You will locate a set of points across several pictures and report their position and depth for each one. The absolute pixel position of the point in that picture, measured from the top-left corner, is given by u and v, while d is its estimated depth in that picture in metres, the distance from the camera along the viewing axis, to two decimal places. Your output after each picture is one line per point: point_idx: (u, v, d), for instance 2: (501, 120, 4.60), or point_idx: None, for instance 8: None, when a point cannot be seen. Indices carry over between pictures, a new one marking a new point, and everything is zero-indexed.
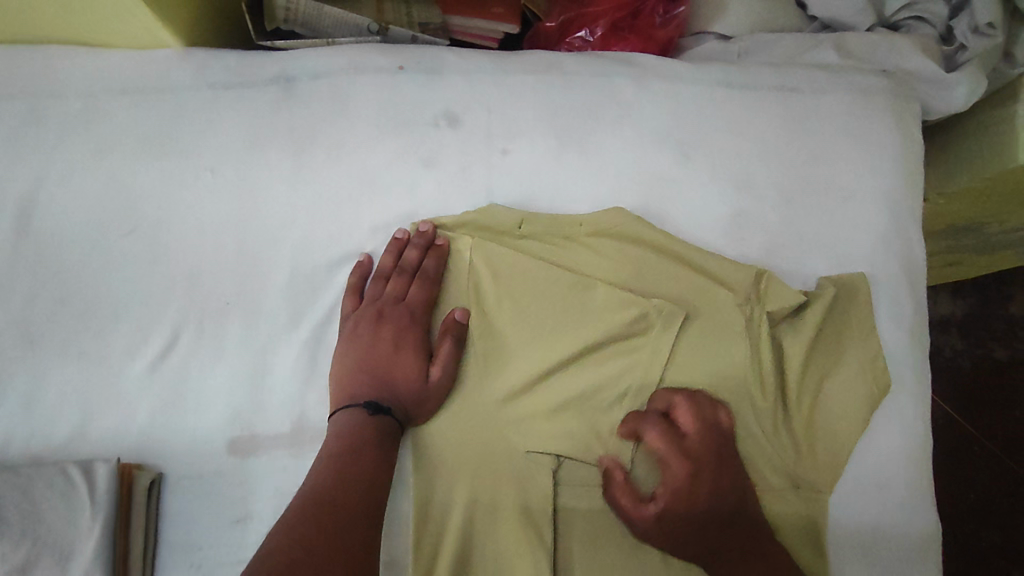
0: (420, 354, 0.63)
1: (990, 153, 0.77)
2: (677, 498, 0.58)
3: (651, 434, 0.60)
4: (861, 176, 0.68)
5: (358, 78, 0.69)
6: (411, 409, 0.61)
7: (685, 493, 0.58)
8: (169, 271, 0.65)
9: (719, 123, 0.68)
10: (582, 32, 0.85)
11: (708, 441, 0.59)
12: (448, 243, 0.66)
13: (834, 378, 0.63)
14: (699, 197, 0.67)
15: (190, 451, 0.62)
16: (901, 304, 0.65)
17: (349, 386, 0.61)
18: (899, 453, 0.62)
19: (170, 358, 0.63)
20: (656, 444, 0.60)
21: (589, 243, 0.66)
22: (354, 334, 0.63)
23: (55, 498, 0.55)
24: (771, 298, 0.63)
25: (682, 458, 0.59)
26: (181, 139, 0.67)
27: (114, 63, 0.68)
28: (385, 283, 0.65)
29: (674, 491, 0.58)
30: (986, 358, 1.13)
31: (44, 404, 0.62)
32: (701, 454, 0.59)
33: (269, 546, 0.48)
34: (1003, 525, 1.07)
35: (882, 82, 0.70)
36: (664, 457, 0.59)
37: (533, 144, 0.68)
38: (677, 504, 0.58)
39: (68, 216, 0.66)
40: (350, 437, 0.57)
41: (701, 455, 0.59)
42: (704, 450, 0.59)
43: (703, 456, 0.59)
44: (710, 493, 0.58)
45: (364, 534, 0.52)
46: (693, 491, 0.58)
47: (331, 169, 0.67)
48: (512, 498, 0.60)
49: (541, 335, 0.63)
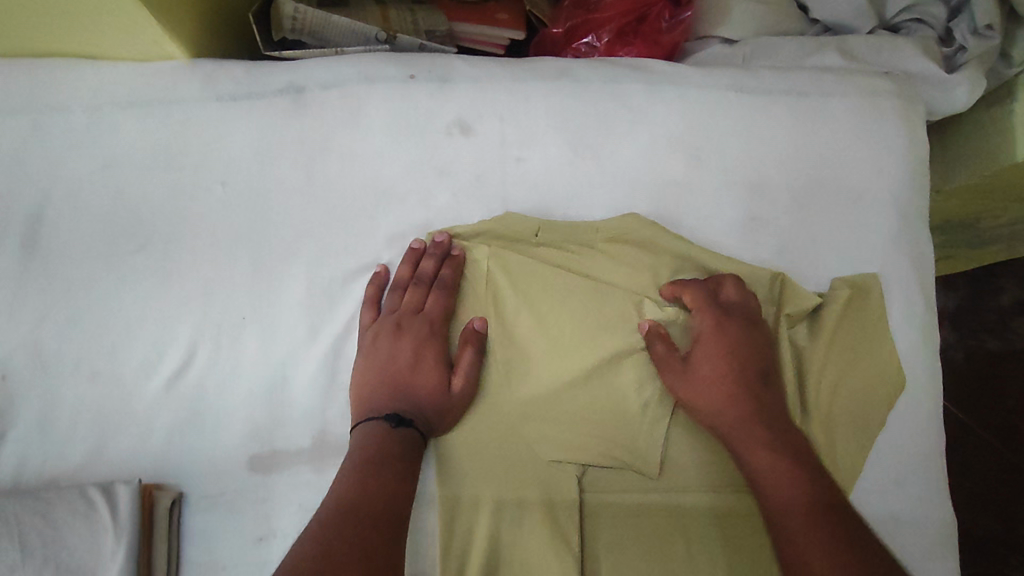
0: (441, 364, 0.62)
1: (988, 151, 0.79)
2: (703, 350, 0.61)
3: (688, 297, 0.62)
4: (870, 177, 0.69)
5: (369, 88, 0.68)
6: (434, 421, 0.60)
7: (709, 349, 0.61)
8: (184, 286, 0.64)
9: (730, 127, 0.69)
10: (589, 38, 0.87)
11: (743, 315, 0.62)
12: (464, 253, 0.66)
13: (851, 378, 0.64)
14: (713, 202, 0.68)
15: (209, 470, 0.60)
16: (912, 302, 0.66)
17: (370, 399, 0.61)
18: (915, 447, 0.63)
19: (186, 376, 0.62)
20: (692, 304, 0.62)
21: (606, 250, 0.66)
22: (374, 346, 0.63)
23: (76, 522, 0.54)
24: (789, 299, 0.64)
25: (714, 316, 0.61)
26: (190, 152, 0.66)
27: (118, 76, 0.67)
28: (402, 294, 0.65)
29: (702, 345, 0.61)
30: (978, 349, 1.13)
31: (59, 425, 0.61)
32: (733, 320, 0.61)
33: (302, 554, 0.48)
34: (1003, 513, 1.07)
35: (888, 84, 0.71)
36: (699, 311, 0.62)
37: (547, 151, 0.68)
38: (707, 357, 0.60)
39: (78, 233, 0.65)
40: (372, 448, 0.57)
41: (734, 321, 0.61)
42: (737, 319, 0.61)
43: (736, 324, 0.61)
44: (736, 359, 0.60)
45: (384, 541, 0.51)
46: (720, 349, 0.60)
47: (345, 180, 0.66)
48: (538, 505, 0.60)
49: (562, 343, 0.63)
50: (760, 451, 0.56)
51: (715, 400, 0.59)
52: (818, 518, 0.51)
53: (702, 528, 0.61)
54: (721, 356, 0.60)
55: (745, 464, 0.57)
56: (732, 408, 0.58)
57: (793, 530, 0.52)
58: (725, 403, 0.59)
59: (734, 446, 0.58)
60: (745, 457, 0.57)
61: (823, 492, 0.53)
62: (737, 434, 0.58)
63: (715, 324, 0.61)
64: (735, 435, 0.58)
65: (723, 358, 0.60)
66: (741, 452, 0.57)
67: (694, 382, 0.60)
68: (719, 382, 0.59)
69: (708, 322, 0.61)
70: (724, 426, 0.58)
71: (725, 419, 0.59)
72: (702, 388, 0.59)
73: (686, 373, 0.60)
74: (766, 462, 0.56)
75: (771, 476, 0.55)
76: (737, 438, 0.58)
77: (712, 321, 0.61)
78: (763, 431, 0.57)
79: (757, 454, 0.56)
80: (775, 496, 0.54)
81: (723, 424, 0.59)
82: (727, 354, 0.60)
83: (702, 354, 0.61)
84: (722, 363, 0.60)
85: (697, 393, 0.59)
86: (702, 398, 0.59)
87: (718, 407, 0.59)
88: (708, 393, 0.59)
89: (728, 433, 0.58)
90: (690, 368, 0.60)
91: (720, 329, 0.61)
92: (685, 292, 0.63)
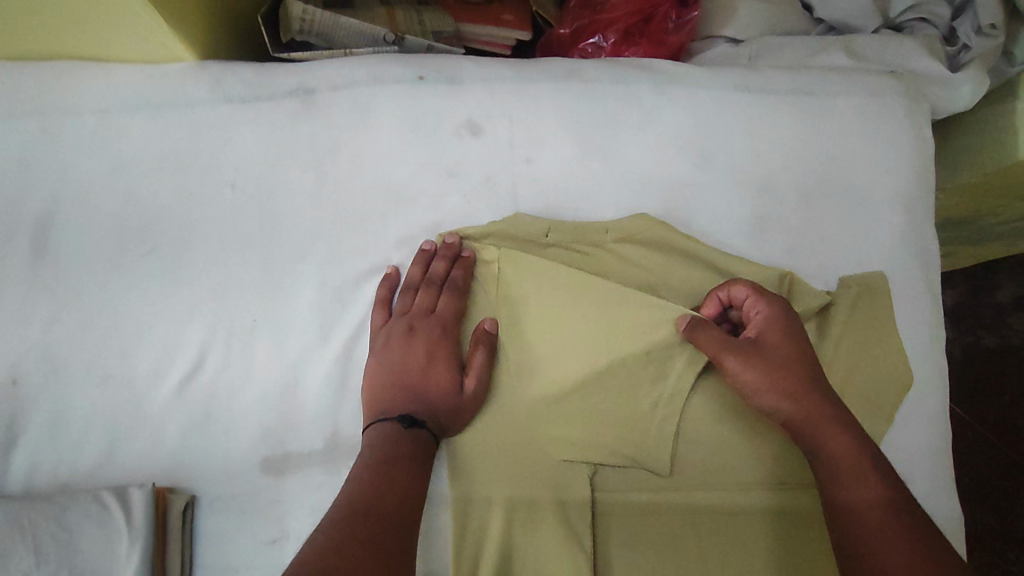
0: (453, 365, 0.62)
1: (990, 149, 0.79)
2: (766, 339, 0.59)
3: (740, 288, 0.61)
4: (876, 176, 0.69)
5: (379, 89, 0.68)
6: (446, 423, 0.60)
7: (769, 337, 0.59)
8: (194, 288, 0.64)
9: (738, 127, 0.69)
10: (595, 38, 0.88)
11: (790, 309, 0.61)
12: (475, 255, 0.66)
13: (860, 377, 0.64)
14: (721, 201, 0.68)
15: (222, 472, 0.60)
16: (917, 300, 0.67)
17: (382, 400, 0.60)
18: (922, 444, 0.64)
19: (197, 378, 0.62)
20: (746, 295, 0.61)
21: (616, 250, 0.66)
22: (386, 347, 0.63)
23: (91, 526, 0.54)
24: (798, 298, 0.64)
25: (765, 309, 0.60)
26: (200, 155, 0.66)
27: (127, 78, 0.67)
28: (413, 296, 0.65)
29: (763, 335, 0.59)
30: (976, 345, 1.13)
31: (71, 429, 0.61)
32: (789, 311, 0.61)
33: (315, 547, 0.47)
34: (999, 508, 1.07)
35: (894, 83, 0.72)
36: (757, 300, 0.61)
37: (556, 151, 0.68)
38: (775, 343, 0.59)
39: (88, 236, 0.65)
40: (385, 449, 0.56)
41: (789, 312, 0.61)
42: (788, 311, 0.60)
43: (789, 316, 0.60)
44: (795, 349, 0.59)
45: (401, 540, 0.51)
46: (781, 337, 0.59)
47: (355, 181, 0.66)
48: (550, 505, 0.60)
49: (574, 343, 0.63)
50: (836, 439, 0.55)
51: (788, 386, 0.57)
52: (895, 510, 0.50)
53: (711, 527, 0.61)
54: (787, 342, 0.59)
55: (816, 453, 0.56)
56: (806, 395, 0.57)
57: (872, 520, 0.50)
58: (799, 390, 0.57)
59: (805, 434, 0.56)
60: (818, 445, 0.56)
61: (895, 483, 0.52)
62: (814, 424, 0.56)
63: (775, 313, 0.60)
64: (810, 422, 0.56)
65: (790, 345, 0.59)
66: (816, 440, 0.56)
67: (765, 366, 0.58)
68: (791, 368, 0.58)
69: (768, 311, 0.60)
70: (800, 414, 0.56)
71: (798, 405, 0.57)
72: (775, 373, 0.57)
73: (757, 358, 0.58)
74: (841, 450, 0.54)
75: (847, 465, 0.53)
76: (812, 425, 0.56)
77: (773, 310, 0.60)
78: (838, 420, 0.56)
79: (833, 442, 0.55)
80: (852, 485, 0.52)
81: (796, 410, 0.57)
82: (792, 341, 0.59)
83: (769, 340, 0.59)
84: (787, 351, 0.59)
85: (770, 378, 0.57)
86: (775, 383, 0.57)
87: (793, 394, 0.57)
88: (781, 378, 0.57)
89: (800, 420, 0.56)
90: (760, 352, 0.58)
91: (775, 318, 0.60)
92: (738, 284, 0.62)
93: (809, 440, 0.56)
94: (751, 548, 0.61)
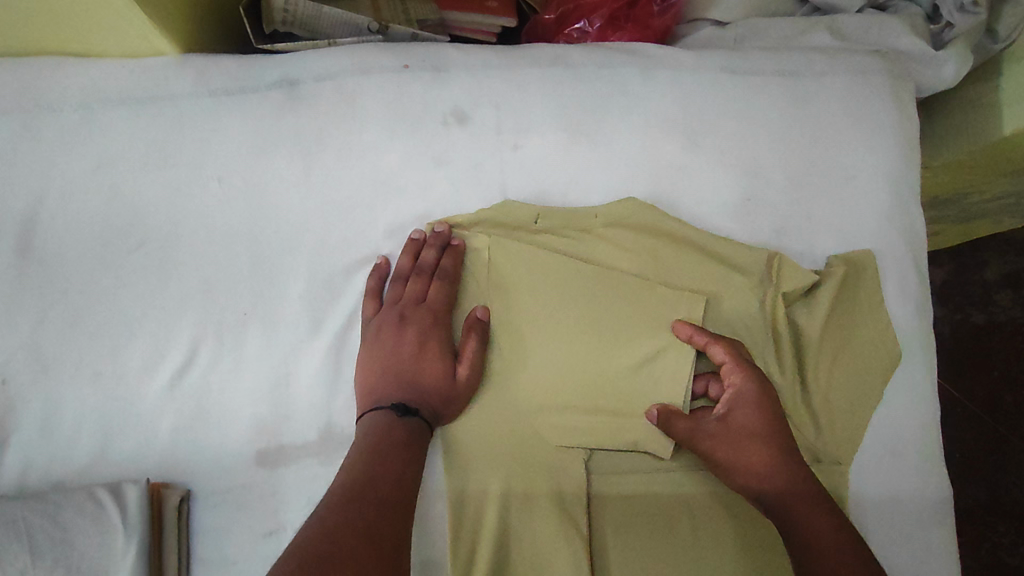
0: (446, 354, 0.62)
1: (974, 126, 0.79)
2: (738, 415, 0.58)
3: (721, 354, 0.60)
4: (862, 155, 0.69)
5: (364, 78, 0.68)
6: (440, 412, 0.60)
7: (744, 415, 0.58)
8: (183, 284, 0.64)
9: (724, 109, 0.70)
10: (581, 23, 0.88)
11: (762, 380, 0.59)
12: (464, 243, 0.66)
13: (848, 354, 0.65)
14: (708, 184, 0.68)
15: (217, 466, 0.60)
16: (905, 277, 0.67)
17: (376, 389, 0.60)
18: (913, 420, 0.64)
19: (189, 373, 0.62)
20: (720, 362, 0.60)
21: (605, 234, 0.66)
22: (377, 337, 0.62)
23: (86, 522, 0.54)
24: (785, 279, 0.65)
25: (742, 380, 0.59)
26: (186, 148, 0.66)
27: (108, 72, 0.66)
28: (404, 285, 0.65)
29: (735, 409, 0.59)
30: (964, 323, 1.14)
31: (62, 428, 0.61)
32: (764, 383, 0.59)
33: (306, 535, 0.47)
34: (989, 482, 1.09)
35: (877, 63, 0.72)
36: (730, 374, 0.59)
37: (543, 138, 0.68)
38: (747, 418, 0.58)
39: (74, 234, 0.65)
40: (379, 437, 0.56)
41: (763, 382, 0.59)
42: (762, 384, 0.59)
43: (762, 388, 0.59)
44: (767, 423, 0.58)
45: (395, 525, 0.51)
46: (753, 412, 0.58)
47: (342, 172, 0.66)
48: (547, 488, 0.60)
49: (565, 328, 0.64)
50: (812, 515, 0.53)
51: (758, 461, 0.56)
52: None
53: (705, 507, 0.61)
54: (757, 418, 0.58)
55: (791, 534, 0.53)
56: (773, 471, 0.56)
57: None
58: (769, 464, 0.56)
59: (780, 516, 0.54)
60: (791, 523, 0.53)
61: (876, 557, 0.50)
62: (785, 502, 0.54)
63: (747, 385, 0.59)
64: (784, 500, 0.54)
65: (759, 418, 0.58)
66: (789, 520, 0.53)
67: (733, 446, 0.57)
68: (761, 445, 0.57)
69: (742, 383, 0.59)
70: (771, 491, 0.55)
71: (769, 482, 0.56)
72: (739, 450, 0.57)
73: (725, 438, 0.58)
74: (817, 529, 0.52)
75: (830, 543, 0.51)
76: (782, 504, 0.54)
77: (745, 383, 0.59)
78: (814, 499, 0.54)
79: (809, 519, 0.53)
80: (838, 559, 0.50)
81: (765, 487, 0.56)
82: (766, 415, 0.58)
83: (742, 413, 0.58)
84: (757, 426, 0.58)
85: (738, 454, 0.57)
86: (747, 462, 0.57)
87: (767, 472, 0.56)
88: (748, 452, 0.57)
89: (774, 502, 0.55)
90: (729, 431, 0.58)
91: (749, 394, 0.58)
92: (715, 348, 0.60)
93: (784, 521, 0.54)
94: (748, 528, 0.61)
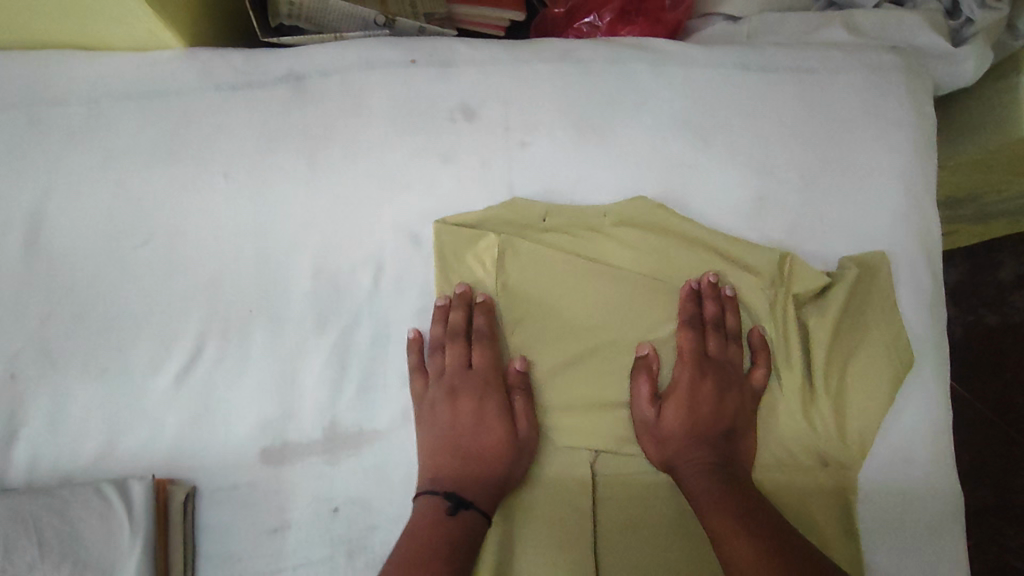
0: (501, 421, 0.60)
1: (993, 125, 0.78)
2: (679, 394, 0.61)
3: (683, 338, 0.63)
4: (877, 155, 0.68)
5: (372, 74, 0.67)
6: (488, 466, 0.59)
7: (686, 394, 0.61)
8: (189, 279, 0.64)
9: (736, 107, 0.68)
10: (591, 17, 0.88)
11: (708, 364, 0.62)
12: (492, 298, 0.65)
13: (860, 357, 0.64)
14: (719, 183, 0.67)
15: (222, 463, 0.60)
16: (919, 280, 0.66)
17: (433, 468, 0.59)
18: (925, 425, 0.63)
19: (195, 370, 0.62)
20: (679, 345, 0.63)
21: (614, 234, 0.65)
22: (432, 415, 0.61)
23: (92, 518, 0.54)
24: (796, 280, 0.64)
25: (693, 363, 0.62)
26: (191, 144, 0.66)
27: (114, 66, 0.66)
28: (444, 355, 0.63)
29: (680, 388, 0.61)
30: (977, 323, 1.12)
31: (69, 423, 0.61)
32: (713, 374, 0.62)
33: None
34: (999, 484, 1.08)
35: (896, 59, 0.70)
36: (683, 358, 0.62)
37: (552, 135, 0.67)
38: (677, 407, 0.61)
39: (80, 228, 0.65)
40: (428, 529, 0.55)
41: (712, 375, 0.62)
42: (711, 367, 0.62)
43: (709, 371, 0.62)
44: (704, 405, 0.61)
45: None
46: (693, 393, 0.61)
47: (348, 169, 0.66)
48: (550, 490, 0.61)
49: (573, 330, 0.63)
50: (707, 479, 0.58)
51: (679, 435, 0.60)
52: (756, 535, 0.53)
53: None
54: (688, 406, 0.61)
55: (690, 493, 0.58)
56: (688, 442, 0.60)
57: (735, 546, 0.53)
58: (687, 438, 0.60)
59: (681, 481, 0.59)
60: (688, 484, 0.58)
61: (761, 511, 0.55)
62: (685, 465, 0.59)
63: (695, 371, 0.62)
64: (680, 464, 0.60)
65: (694, 397, 0.61)
66: (687, 479, 0.59)
67: (663, 417, 0.61)
68: (689, 420, 0.61)
69: (687, 371, 0.62)
70: (678, 454, 0.60)
71: (676, 448, 0.60)
72: (669, 421, 0.60)
73: (656, 410, 0.61)
74: (707, 487, 0.57)
75: (718, 501, 0.56)
76: (684, 467, 0.59)
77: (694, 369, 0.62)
78: (716, 467, 0.58)
79: (717, 506, 0.56)
80: (726, 512, 0.55)
81: (675, 454, 0.60)
82: (700, 400, 0.61)
83: (683, 389, 0.61)
84: (695, 405, 0.61)
85: (666, 425, 0.60)
86: (667, 433, 0.60)
87: (688, 442, 0.60)
88: (677, 425, 0.60)
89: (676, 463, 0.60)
90: (661, 412, 0.61)
91: (693, 375, 0.62)
92: (678, 332, 0.63)
93: (685, 487, 0.59)
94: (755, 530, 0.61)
